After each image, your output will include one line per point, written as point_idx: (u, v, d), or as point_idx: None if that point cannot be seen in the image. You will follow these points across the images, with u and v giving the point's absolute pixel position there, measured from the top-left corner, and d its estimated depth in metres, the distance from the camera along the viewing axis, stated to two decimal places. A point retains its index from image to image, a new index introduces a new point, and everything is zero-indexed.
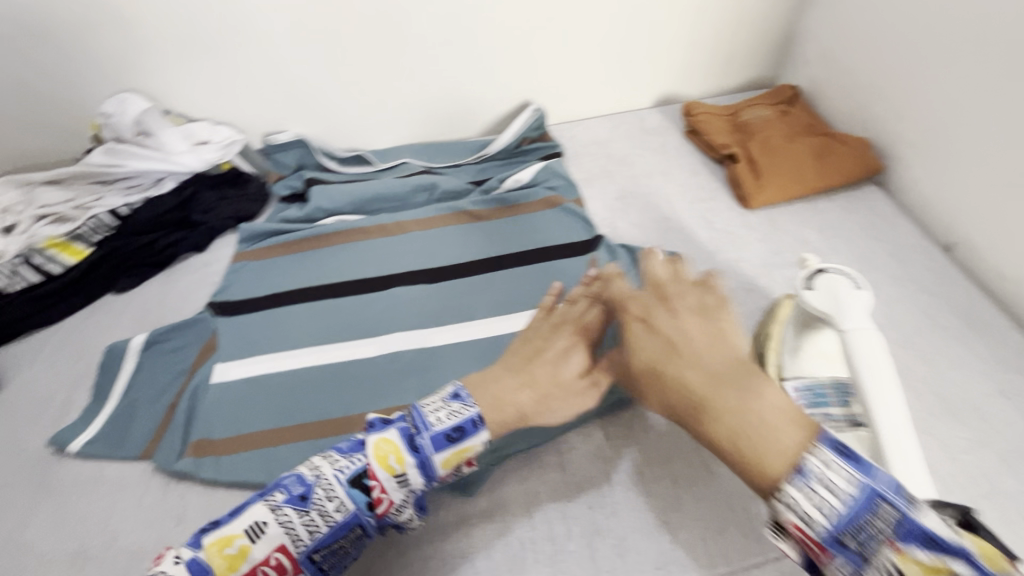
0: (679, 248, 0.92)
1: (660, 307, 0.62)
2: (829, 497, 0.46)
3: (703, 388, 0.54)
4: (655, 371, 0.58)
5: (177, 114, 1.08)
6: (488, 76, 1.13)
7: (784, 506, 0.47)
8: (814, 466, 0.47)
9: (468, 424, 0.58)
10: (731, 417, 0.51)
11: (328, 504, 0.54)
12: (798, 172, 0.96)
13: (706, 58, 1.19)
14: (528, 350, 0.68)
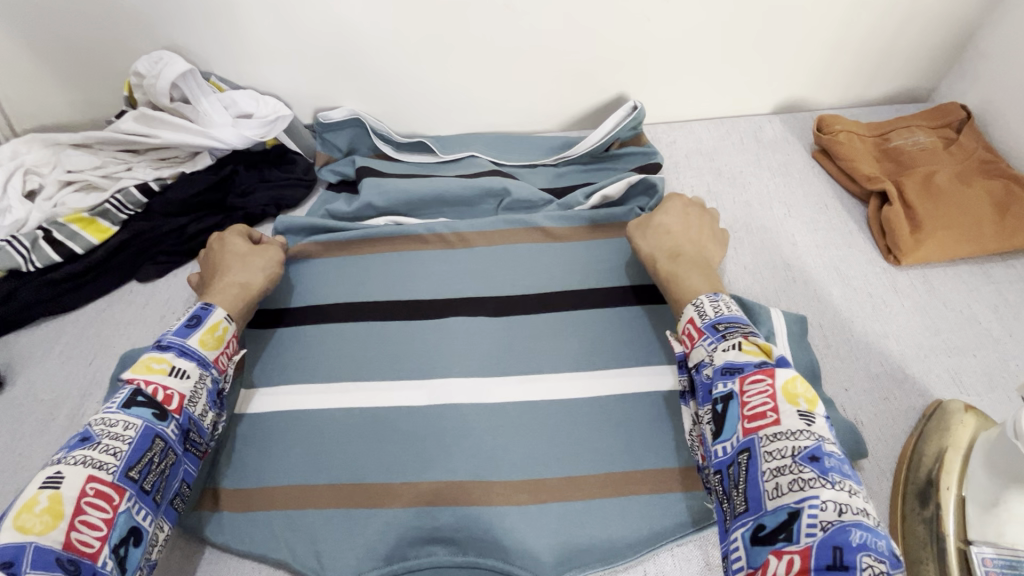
0: (805, 308, 0.74)
1: (689, 212, 0.76)
2: (717, 308, 0.59)
3: (674, 256, 0.69)
4: (674, 247, 0.70)
5: (220, 79, 0.94)
6: (580, 62, 0.94)
7: (690, 307, 0.60)
8: (705, 303, 0.59)
9: (199, 309, 0.64)
10: (687, 273, 0.66)
11: (103, 429, 0.53)
12: (971, 227, 0.75)
13: (850, 61, 0.96)
14: (655, 217, 0.74)
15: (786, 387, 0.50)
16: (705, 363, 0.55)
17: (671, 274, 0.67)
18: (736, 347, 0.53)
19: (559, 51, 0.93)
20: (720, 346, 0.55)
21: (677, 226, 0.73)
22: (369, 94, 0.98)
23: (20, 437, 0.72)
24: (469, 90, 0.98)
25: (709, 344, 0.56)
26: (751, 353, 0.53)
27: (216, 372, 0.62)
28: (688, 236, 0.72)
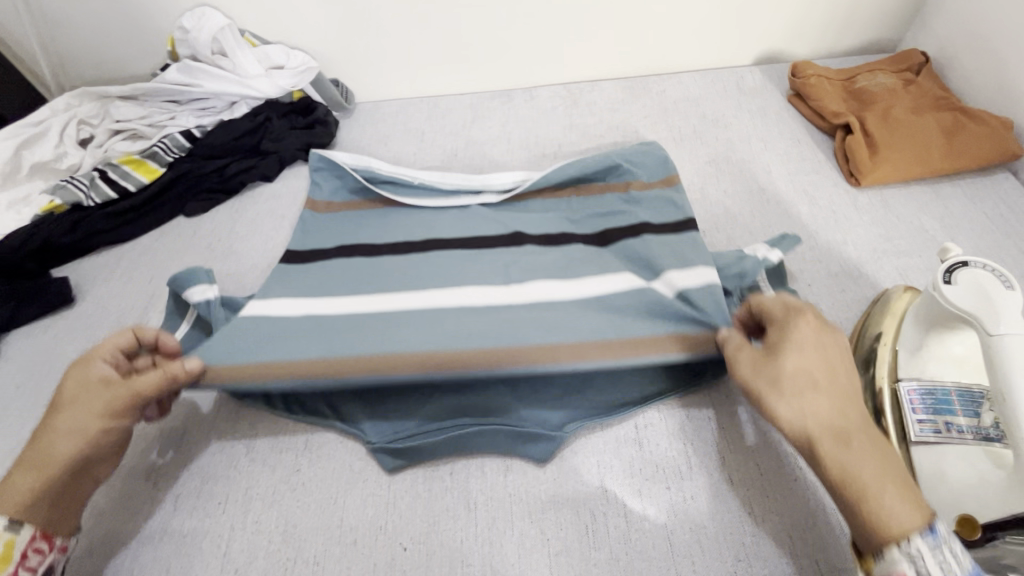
0: (777, 224, 0.84)
1: (780, 324, 0.57)
2: (948, 567, 0.43)
3: (855, 466, 0.48)
4: (838, 429, 0.50)
5: (253, 35, 1.04)
6: (578, 18, 1.05)
7: (901, 557, 0.44)
8: (920, 549, 0.44)
9: None
10: (872, 463, 0.48)
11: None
12: (923, 151, 0.86)
13: (823, 14, 1.06)
14: (791, 353, 0.53)
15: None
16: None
17: (863, 505, 0.47)
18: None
19: (559, 5, 1.02)
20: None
21: (834, 402, 0.51)
22: (387, 48, 1.08)
23: (93, 341, 0.82)
24: (477, 44, 1.08)
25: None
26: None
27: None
28: (859, 428, 0.50)
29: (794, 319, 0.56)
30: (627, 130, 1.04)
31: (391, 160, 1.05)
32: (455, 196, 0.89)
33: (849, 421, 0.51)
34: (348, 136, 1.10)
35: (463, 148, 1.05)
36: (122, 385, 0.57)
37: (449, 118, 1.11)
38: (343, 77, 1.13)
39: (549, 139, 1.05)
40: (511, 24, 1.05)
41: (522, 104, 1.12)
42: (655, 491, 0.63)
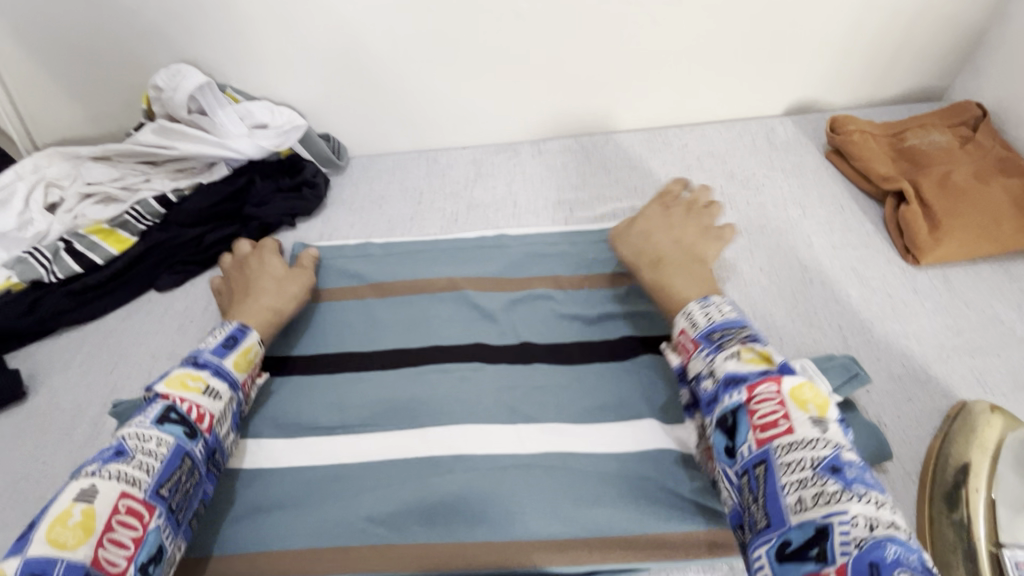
0: (823, 310, 0.73)
1: (677, 211, 0.79)
2: (710, 315, 0.60)
3: (669, 254, 0.72)
4: (652, 261, 0.72)
5: (236, 91, 0.95)
6: (592, 67, 0.95)
7: (682, 318, 0.62)
8: (693, 309, 0.61)
9: (237, 333, 0.67)
10: (671, 273, 0.70)
11: (220, 329, 0.67)
12: (992, 224, 0.75)
13: (862, 61, 0.96)
14: (642, 225, 0.77)
15: (793, 389, 0.51)
16: (704, 375, 0.56)
17: (693, 262, 0.71)
18: (737, 357, 0.55)
19: (568, 53, 0.93)
20: (717, 357, 0.56)
21: (688, 218, 0.77)
22: (381, 101, 0.99)
23: (40, 447, 0.72)
24: (478, 96, 0.99)
25: (706, 356, 0.57)
26: (752, 361, 0.54)
27: (241, 395, 0.64)
28: (676, 223, 0.76)
29: (648, 207, 0.79)
30: (645, 191, 0.94)
31: (385, 226, 0.95)
32: (454, 290, 0.81)
33: (700, 238, 0.75)
34: (339, 196, 1.01)
35: (465, 211, 0.95)
36: (307, 269, 0.81)
37: (450, 175, 1.02)
38: (335, 131, 1.04)
39: (559, 201, 0.95)
40: (518, 73, 0.95)
41: (529, 159, 1.02)
42: None
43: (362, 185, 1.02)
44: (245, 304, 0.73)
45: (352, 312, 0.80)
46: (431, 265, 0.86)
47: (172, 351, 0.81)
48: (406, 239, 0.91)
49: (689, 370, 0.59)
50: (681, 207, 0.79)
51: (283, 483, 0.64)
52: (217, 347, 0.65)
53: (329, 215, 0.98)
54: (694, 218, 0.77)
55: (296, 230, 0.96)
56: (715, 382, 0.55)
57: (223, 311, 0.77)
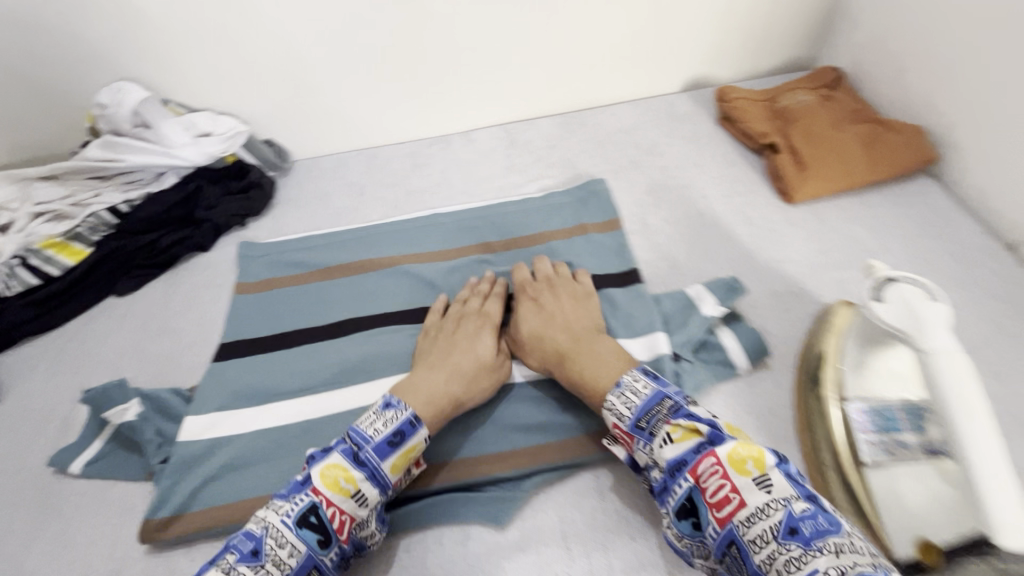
0: (717, 248, 0.86)
1: (544, 293, 0.75)
2: (630, 401, 0.57)
3: (567, 345, 0.67)
4: (551, 351, 0.67)
5: (177, 104, 1.02)
6: (509, 61, 1.06)
7: (608, 412, 0.59)
8: (615, 402, 0.58)
9: (407, 426, 0.58)
10: (581, 364, 0.64)
11: (392, 415, 0.58)
12: (846, 163, 0.89)
13: (741, 40, 1.11)
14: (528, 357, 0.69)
15: (728, 453, 0.49)
16: (651, 467, 0.55)
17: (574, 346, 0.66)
18: (668, 440, 0.53)
19: (482, 48, 1.03)
20: (653, 446, 0.54)
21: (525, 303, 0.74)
22: (318, 104, 1.07)
23: (14, 446, 0.76)
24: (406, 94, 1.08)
25: (643, 446, 0.55)
26: (683, 440, 0.52)
27: (389, 494, 0.58)
28: (555, 310, 0.72)
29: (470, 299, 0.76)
30: (565, 166, 1.05)
31: (332, 218, 1.03)
32: (399, 265, 0.90)
33: (578, 321, 0.70)
34: (286, 195, 1.08)
35: (404, 198, 1.04)
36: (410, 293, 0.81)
37: (388, 168, 1.10)
38: (277, 137, 1.11)
39: (489, 182, 1.05)
40: (442, 71, 1.05)
41: (461, 149, 1.12)
42: (620, 542, 0.60)
43: (306, 184, 1.10)
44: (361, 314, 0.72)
45: (306, 294, 0.88)
46: (376, 247, 0.94)
47: (135, 347, 0.86)
48: (353, 227, 0.99)
49: (637, 461, 0.57)
50: (482, 296, 0.76)
51: (251, 442, 0.70)
52: (382, 444, 0.56)
53: (278, 213, 1.05)
54: (571, 332, 0.68)
55: (248, 229, 1.02)
56: (660, 474, 0.53)
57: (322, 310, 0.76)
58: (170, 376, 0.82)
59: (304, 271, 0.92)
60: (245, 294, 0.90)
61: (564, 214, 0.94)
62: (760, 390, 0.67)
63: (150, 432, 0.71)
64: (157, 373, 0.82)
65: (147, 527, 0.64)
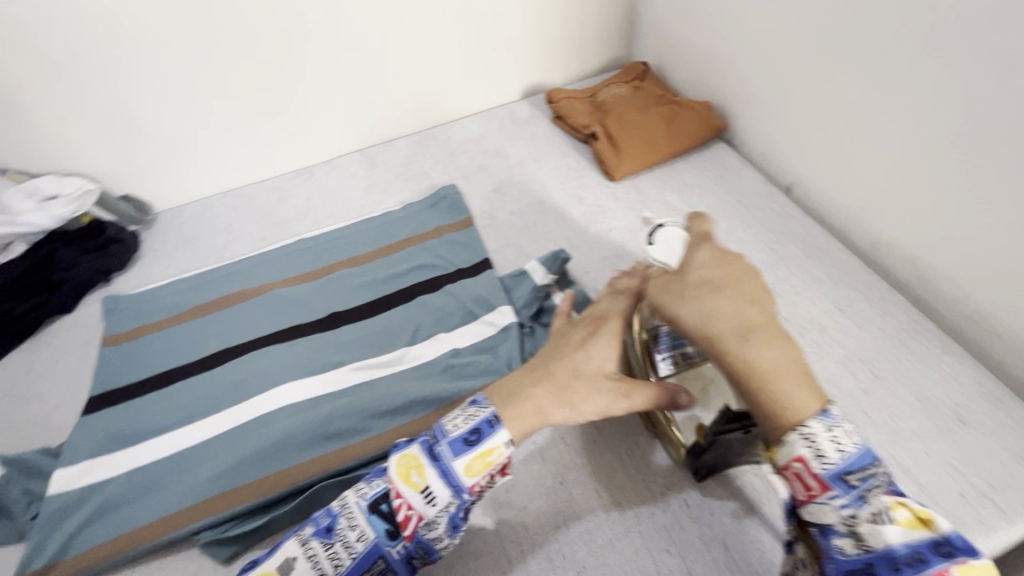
0: (555, 228, 0.97)
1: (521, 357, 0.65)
2: (838, 445, 0.47)
3: (726, 329, 0.54)
4: (747, 325, 0.53)
5: (18, 172, 1.01)
6: (354, 89, 1.14)
7: (796, 439, 0.48)
8: (814, 430, 0.48)
9: (484, 424, 0.56)
10: (748, 355, 0.52)
11: (474, 412, 0.58)
12: (653, 140, 1.04)
13: (562, 48, 1.25)
14: (544, 359, 0.64)
15: (963, 569, 0.42)
16: (835, 530, 0.46)
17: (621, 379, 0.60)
18: (887, 518, 0.45)
19: (326, 81, 1.10)
20: (864, 515, 0.45)
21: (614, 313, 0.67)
22: (171, 154, 1.09)
23: None
24: (261, 132, 1.13)
25: (839, 504, 0.46)
26: (910, 526, 0.44)
27: (468, 499, 0.54)
28: (737, 268, 0.58)
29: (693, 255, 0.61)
30: (421, 178, 1.14)
31: (200, 259, 1.06)
32: (268, 291, 0.94)
33: (607, 350, 0.62)
34: (151, 245, 1.09)
35: (272, 229, 1.09)
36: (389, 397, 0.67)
37: (255, 205, 1.14)
38: (134, 190, 1.12)
39: (352, 203, 1.11)
40: (291, 106, 1.11)
41: (324, 177, 1.18)
42: (479, 491, 0.68)
43: (172, 231, 1.11)
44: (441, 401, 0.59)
45: (176, 334, 0.90)
46: (245, 279, 0.98)
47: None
48: (222, 264, 1.02)
49: (805, 512, 0.48)
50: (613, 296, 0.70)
51: (128, 481, 0.72)
52: (458, 440, 0.55)
53: (145, 263, 1.06)
54: (579, 337, 0.65)
55: (113, 284, 1.03)
56: (860, 550, 0.45)
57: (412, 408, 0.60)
58: (38, 438, 0.81)
59: (173, 313, 0.94)
60: (113, 345, 0.90)
61: (421, 221, 1.03)
62: None
63: (15, 492, 0.71)
64: (22, 438, 0.81)
65: None
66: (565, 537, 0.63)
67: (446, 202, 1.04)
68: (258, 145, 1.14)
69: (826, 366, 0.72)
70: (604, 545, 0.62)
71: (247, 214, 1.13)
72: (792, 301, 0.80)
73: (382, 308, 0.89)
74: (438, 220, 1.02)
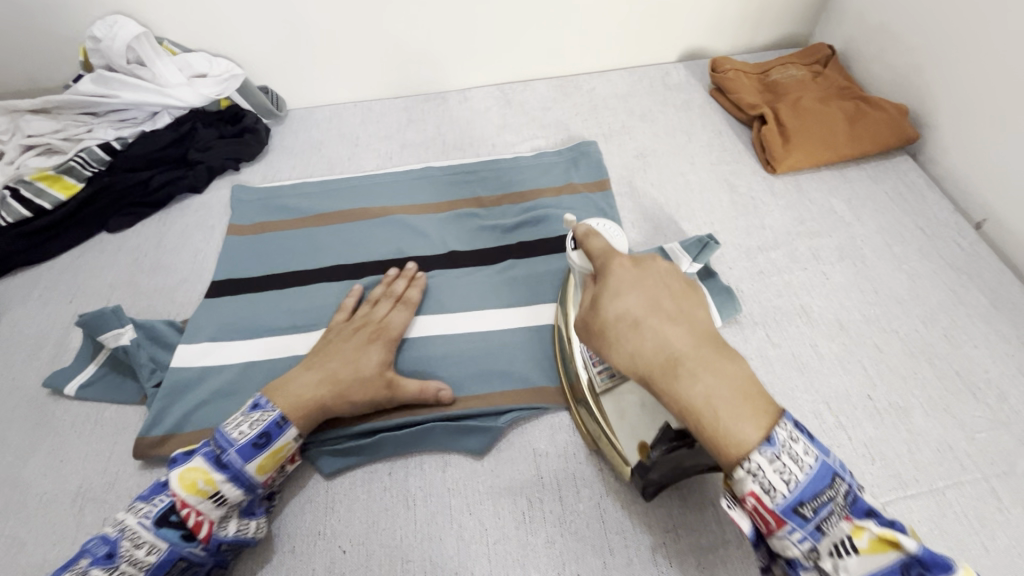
0: (700, 213, 0.89)
1: (343, 370, 0.65)
2: (789, 476, 0.43)
3: (686, 349, 0.47)
4: (677, 359, 0.47)
5: (172, 43, 1.01)
6: (507, 20, 1.06)
7: (749, 477, 0.43)
8: (758, 461, 0.43)
9: (272, 427, 0.59)
10: (681, 384, 0.46)
11: (260, 416, 0.60)
12: (831, 137, 0.92)
13: (739, 12, 1.12)
14: (320, 357, 0.67)
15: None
16: (801, 564, 0.44)
17: (393, 378, 0.66)
18: (848, 549, 0.42)
19: (482, 6, 1.03)
20: (823, 551, 0.43)
21: (396, 315, 0.73)
22: (313, 54, 1.06)
23: (8, 367, 0.78)
24: (402, 47, 1.08)
25: (794, 534, 0.44)
26: (873, 553, 0.41)
27: (257, 492, 0.59)
28: (658, 283, 0.51)
29: (609, 262, 0.52)
30: (558, 127, 1.07)
31: (325, 166, 1.04)
32: (390, 214, 0.92)
33: (383, 356, 0.68)
34: (281, 142, 1.08)
35: (398, 150, 1.06)
36: (305, 401, 0.62)
37: (384, 121, 1.11)
38: (272, 84, 1.11)
39: (484, 139, 1.06)
40: (439, 26, 1.05)
41: (456, 106, 1.13)
42: (588, 473, 0.64)
43: (301, 131, 1.10)
44: (298, 384, 0.63)
45: (298, 238, 0.90)
46: (368, 196, 0.96)
47: (129, 282, 0.88)
48: (347, 176, 1.00)
49: (769, 543, 0.46)
50: (388, 300, 0.75)
51: (243, 372, 0.74)
52: (247, 446, 0.58)
53: (273, 158, 1.05)
54: (357, 340, 0.69)
55: (241, 173, 1.03)
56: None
57: (306, 402, 0.62)
58: (163, 309, 0.84)
59: (296, 216, 0.94)
60: (238, 235, 0.91)
61: (555, 173, 0.96)
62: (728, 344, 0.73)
63: (143, 357, 0.74)
64: (149, 306, 0.85)
65: (142, 444, 0.68)
66: (674, 545, 0.59)
67: (583, 158, 0.97)
68: (398, 61, 1.10)
69: (1000, 438, 0.63)
70: (715, 564, 0.58)
71: (376, 129, 1.10)
72: (967, 355, 0.70)
73: (504, 257, 0.85)
74: (572, 175, 0.95)
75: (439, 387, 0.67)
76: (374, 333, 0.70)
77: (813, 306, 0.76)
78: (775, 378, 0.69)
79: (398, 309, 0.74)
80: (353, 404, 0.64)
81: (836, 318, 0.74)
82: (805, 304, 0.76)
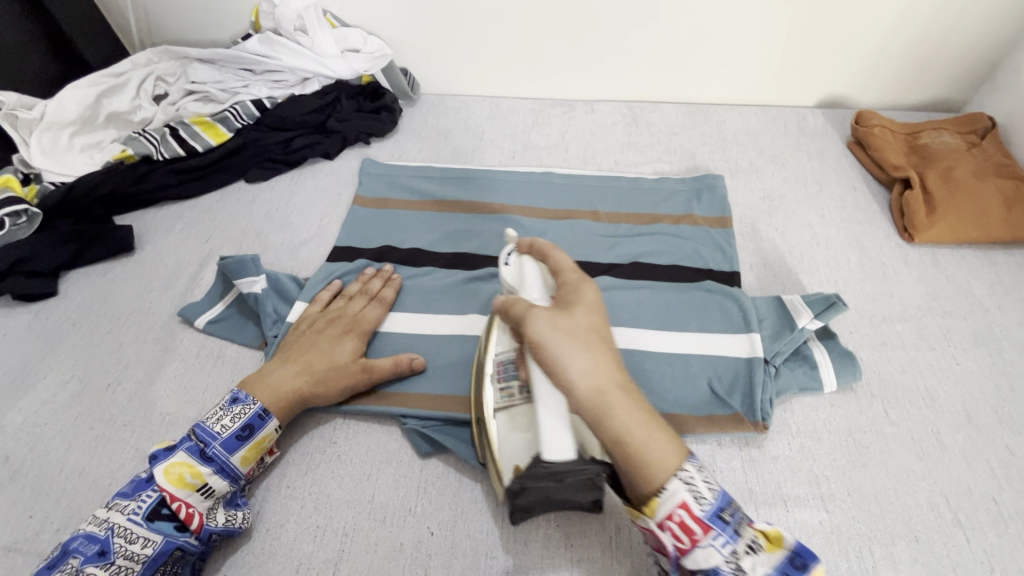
0: (824, 269, 0.86)
1: (315, 360, 0.69)
2: (707, 487, 0.49)
3: (607, 386, 0.52)
4: (621, 381, 0.53)
5: (335, 16, 1.07)
6: (651, 40, 1.06)
7: (681, 485, 0.48)
8: (689, 473, 0.49)
9: (255, 419, 0.63)
10: (624, 416, 0.51)
11: (241, 410, 0.63)
12: (981, 216, 0.86)
13: (895, 66, 1.07)
14: (295, 350, 0.70)
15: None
16: (722, 570, 0.47)
17: (367, 365, 0.70)
18: (753, 545, 0.49)
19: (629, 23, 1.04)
20: (738, 548, 0.48)
21: (369, 309, 0.77)
22: (458, 45, 1.10)
23: (148, 291, 0.85)
24: (542, 51, 1.10)
25: (722, 543, 0.47)
26: (769, 552, 0.49)
27: (242, 483, 0.63)
28: (602, 321, 0.57)
29: (578, 291, 0.58)
30: (684, 154, 1.05)
31: (449, 154, 1.07)
32: (508, 212, 0.94)
33: (357, 346, 0.72)
34: (410, 123, 1.12)
35: (520, 151, 1.08)
36: (281, 392, 0.66)
37: (510, 120, 1.13)
38: (412, 67, 1.15)
39: (606, 154, 1.06)
40: (583, 37, 1.06)
41: (583, 116, 1.13)
42: None
43: (431, 115, 1.14)
44: (275, 376, 0.67)
45: (417, 220, 0.94)
46: (486, 192, 0.98)
47: (259, 232, 0.94)
48: (469, 168, 1.03)
49: (689, 562, 0.48)
50: (362, 296, 0.78)
51: None
52: (231, 438, 0.61)
53: (401, 138, 1.09)
54: (332, 332, 0.72)
55: (371, 147, 1.07)
56: None
57: (286, 394, 0.66)
58: (287, 263, 0.90)
59: (418, 198, 0.97)
60: (362, 206, 0.96)
61: (677, 201, 0.95)
62: (843, 412, 0.70)
63: (269, 307, 0.79)
64: (275, 258, 0.90)
65: None
66: None
67: (707, 190, 0.96)
68: (535, 64, 1.12)
69: None
70: None
71: (502, 126, 1.12)
72: None
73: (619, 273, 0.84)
74: (693, 206, 0.94)
75: (411, 356, 0.71)
76: (343, 325, 0.73)
77: (939, 390, 0.72)
78: (890, 458, 0.66)
79: (362, 304, 0.77)
80: (334, 392, 0.68)
81: (964, 409, 0.70)
82: (930, 387, 0.72)
